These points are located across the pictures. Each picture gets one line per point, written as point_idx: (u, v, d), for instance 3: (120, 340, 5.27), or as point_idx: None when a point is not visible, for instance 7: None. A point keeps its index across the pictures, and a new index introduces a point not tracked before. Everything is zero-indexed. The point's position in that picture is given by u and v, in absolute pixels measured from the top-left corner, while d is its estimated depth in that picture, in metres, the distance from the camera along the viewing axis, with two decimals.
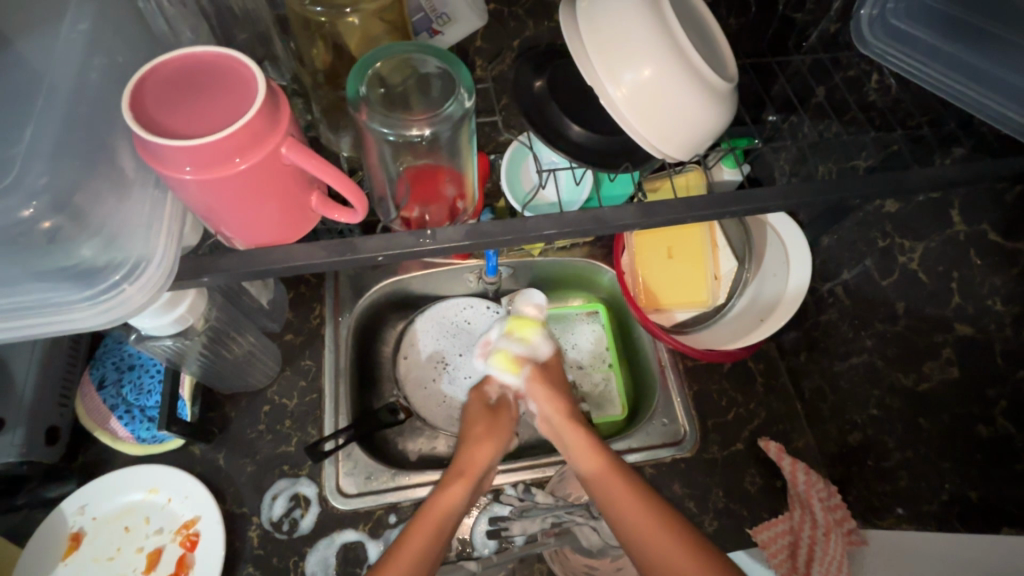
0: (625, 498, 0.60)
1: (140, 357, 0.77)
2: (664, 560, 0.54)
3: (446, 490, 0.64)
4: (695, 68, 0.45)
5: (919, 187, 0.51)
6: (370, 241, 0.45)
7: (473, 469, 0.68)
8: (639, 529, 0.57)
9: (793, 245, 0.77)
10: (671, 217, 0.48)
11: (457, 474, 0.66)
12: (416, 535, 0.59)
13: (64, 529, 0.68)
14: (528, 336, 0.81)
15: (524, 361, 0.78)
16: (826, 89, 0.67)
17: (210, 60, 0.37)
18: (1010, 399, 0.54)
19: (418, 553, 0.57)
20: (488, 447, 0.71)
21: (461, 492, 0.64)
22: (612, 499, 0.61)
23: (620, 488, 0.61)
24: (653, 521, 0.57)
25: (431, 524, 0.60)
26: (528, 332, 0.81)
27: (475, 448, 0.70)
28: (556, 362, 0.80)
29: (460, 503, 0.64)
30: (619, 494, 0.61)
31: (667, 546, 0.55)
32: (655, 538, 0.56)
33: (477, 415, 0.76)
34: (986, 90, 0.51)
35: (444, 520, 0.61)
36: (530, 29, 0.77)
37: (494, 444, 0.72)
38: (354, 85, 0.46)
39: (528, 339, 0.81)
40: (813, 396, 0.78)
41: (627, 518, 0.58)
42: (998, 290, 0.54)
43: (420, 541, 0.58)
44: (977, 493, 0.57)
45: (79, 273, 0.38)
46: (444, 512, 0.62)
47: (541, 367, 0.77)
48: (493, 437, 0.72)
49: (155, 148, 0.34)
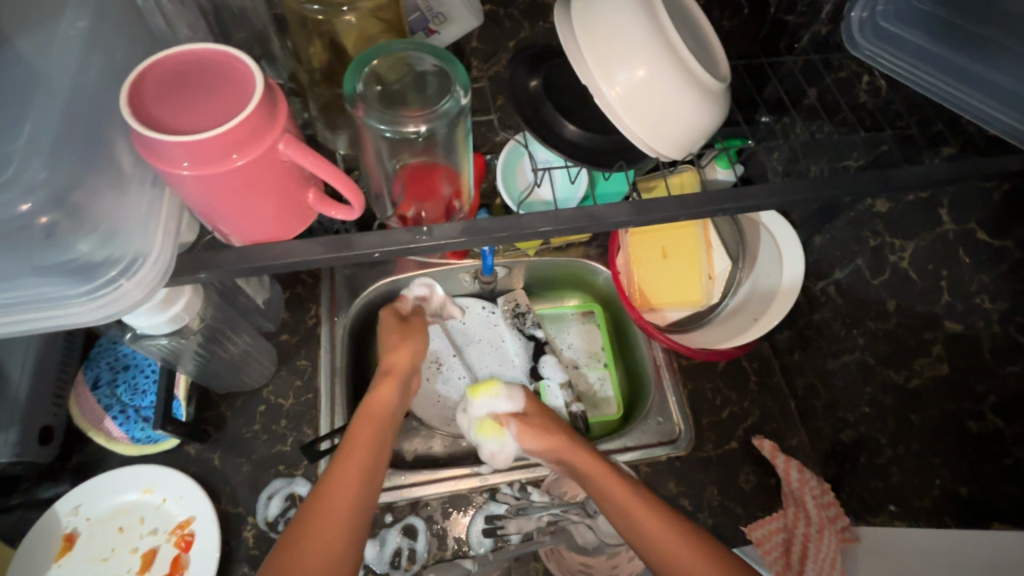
0: (615, 489, 0.60)
1: (135, 357, 0.77)
2: (658, 540, 0.55)
3: (376, 390, 0.65)
4: (688, 67, 0.46)
5: (909, 184, 0.52)
6: (367, 238, 0.45)
7: (398, 367, 0.69)
8: (635, 515, 0.57)
9: (788, 246, 0.77)
10: (664, 214, 0.48)
11: (383, 374, 0.67)
12: (361, 432, 0.59)
13: (57, 529, 0.68)
14: (495, 393, 0.75)
15: (508, 419, 0.72)
16: (818, 90, 0.67)
17: (210, 57, 0.38)
18: (998, 395, 0.54)
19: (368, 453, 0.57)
20: (408, 349, 0.71)
21: (393, 390, 0.66)
22: (605, 493, 0.61)
23: (611, 482, 0.61)
24: (647, 510, 0.58)
25: (371, 421, 0.61)
26: (493, 390, 0.75)
27: (395, 354, 0.70)
28: (536, 409, 0.74)
29: (393, 402, 0.65)
30: (603, 479, 0.62)
31: (660, 530, 0.56)
32: (650, 523, 0.56)
33: (391, 327, 0.73)
34: (974, 90, 0.51)
35: (383, 417, 0.62)
36: (525, 30, 0.77)
37: (413, 348, 0.71)
38: (351, 83, 0.46)
39: (498, 397, 0.75)
40: (806, 394, 0.79)
41: (618, 503, 0.59)
42: (986, 287, 0.55)
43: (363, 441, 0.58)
44: (966, 488, 0.57)
45: (76, 269, 0.38)
46: (383, 411, 0.63)
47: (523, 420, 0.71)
48: (408, 345, 0.71)
49: (153, 144, 0.34)
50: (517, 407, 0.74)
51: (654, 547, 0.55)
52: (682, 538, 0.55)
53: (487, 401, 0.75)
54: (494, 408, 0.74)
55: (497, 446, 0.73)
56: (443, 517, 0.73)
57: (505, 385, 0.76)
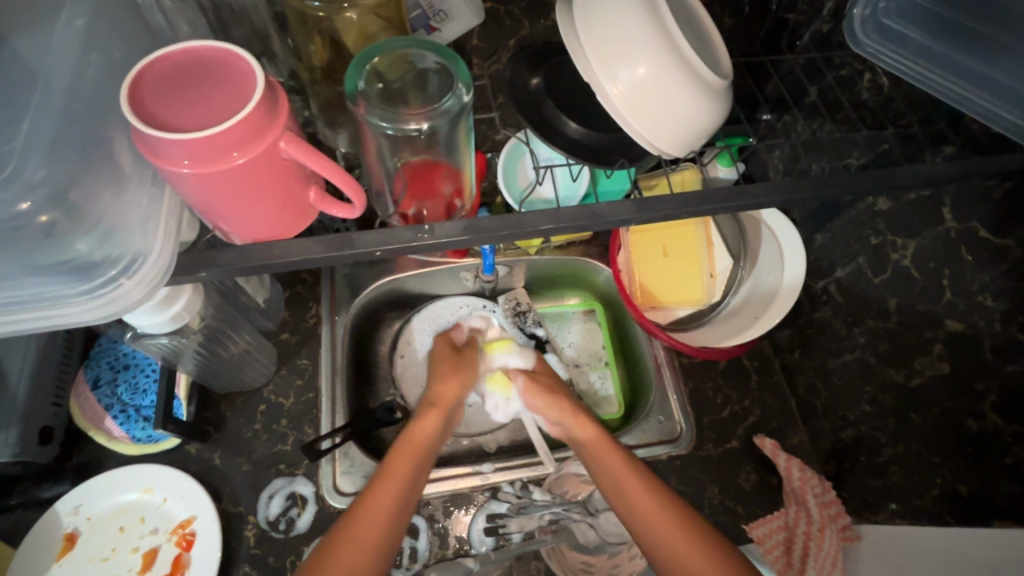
0: (621, 473, 0.61)
1: (135, 356, 0.77)
2: (657, 528, 0.55)
3: (422, 419, 0.68)
4: (690, 64, 0.45)
5: (911, 182, 0.52)
6: (368, 236, 0.45)
7: (445, 399, 0.74)
8: (651, 525, 0.55)
9: (788, 242, 0.77)
10: (665, 213, 0.48)
11: (428, 406, 0.72)
12: (400, 458, 0.61)
13: (58, 529, 0.68)
14: (508, 350, 0.86)
15: (518, 374, 0.82)
16: (819, 89, 0.67)
17: (210, 55, 0.37)
18: (999, 393, 0.54)
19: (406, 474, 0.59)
20: (455, 383, 0.77)
21: (436, 422, 0.68)
22: (612, 478, 0.61)
23: (615, 463, 0.62)
24: (650, 496, 0.58)
25: (414, 448, 0.63)
26: (506, 347, 0.86)
27: (444, 384, 0.76)
28: (542, 366, 0.84)
29: (434, 431, 0.67)
30: (608, 463, 0.63)
31: (659, 517, 0.56)
32: (650, 511, 0.56)
33: (442, 360, 0.80)
34: (977, 88, 0.51)
35: (425, 444, 0.64)
36: (526, 28, 0.77)
37: (460, 381, 0.77)
38: (352, 81, 0.46)
39: (510, 354, 0.86)
40: (808, 393, 0.79)
41: (622, 488, 0.60)
42: (987, 286, 0.55)
43: (404, 466, 0.61)
44: (966, 487, 0.57)
45: (75, 267, 0.38)
46: (423, 436, 0.65)
47: (530, 376, 0.80)
48: (459, 377, 0.78)
49: (152, 142, 0.34)
50: (526, 365, 0.84)
51: (651, 536, 0.55)
52: (680, 530, 0.54)
53: (500, 359, 0.85)
54: (506, 363, 0.84)
55: (500, 398, 0.84)
56: (444, 516, 0.73)
57: (517, 346, 0.86)
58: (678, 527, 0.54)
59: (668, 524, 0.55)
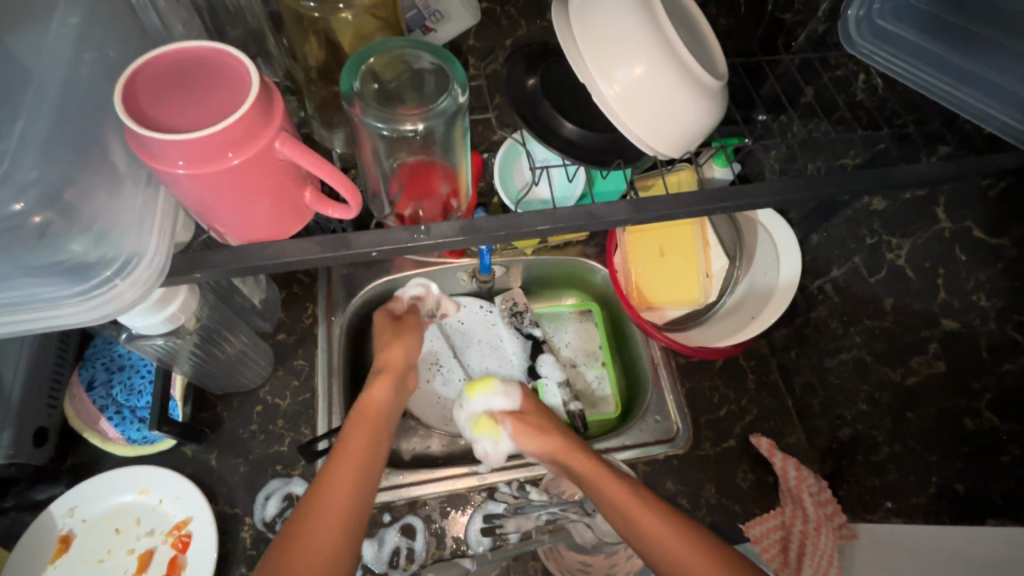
0: (606, 480, 0.61)
1: (131, 357, 0.77)
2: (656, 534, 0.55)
3: (371, 389, 0.64)
4: (687, 66, 0.46)
5: (906, 182, 0.52)
6: (364, 237, 0.45)
7: (393, 365, 0.68)
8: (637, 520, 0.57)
9: (784, 243, 0.78)
10: (661, 213, 0.48)
11: (379, 371, 0.66)
12: (356, 434, 0.58)
13: (53, 531, 0.68)
14: (492, 390, 0.74)
15: (505, 416, 0.72)
16: (815, 89, 0.67)
17: (204, 55, 0.37)
18: (995, 391, 0.54)
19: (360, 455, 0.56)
20: (404, 346, 0.70)
21: (387, 388, 0.65)
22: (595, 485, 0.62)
23: (595, 470, 0.63)
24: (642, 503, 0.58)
25: (370, 423, 0.60)
26: (489, 387, 0.75)
27: (390, 350, 0.69)
28: (529, 403, 0.74)
29: (387, 400, 0.63)
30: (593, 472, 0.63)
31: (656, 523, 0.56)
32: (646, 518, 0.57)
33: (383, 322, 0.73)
34: (972, 89, 0.51)
35: (378, 419, 0.61)
36: (522, 27, 0.77)
37: (410, 346, 0.71)
38: (348, 81, 0.46)
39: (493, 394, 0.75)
40: (804, 392, 0.79)
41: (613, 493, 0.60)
42: (982, 285, 0.55)
43: (359, 442, 0.57)
44: (963, 486, 0.57)
45: (69, 268, 0.38)
46: (377, 412, 0.61)
47: (521, 418, 0.71)
48: (404, 341, 0.71)
49: (147, 143, 0.34)
50: (514, 407, 0.73)
51: (652, 542, 0.55)
52: (680, 531, 0.55)
53: (484, 399, 0.74)
54: (491, 405, 0.74)
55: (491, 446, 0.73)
56: (441, 517, 0.73)
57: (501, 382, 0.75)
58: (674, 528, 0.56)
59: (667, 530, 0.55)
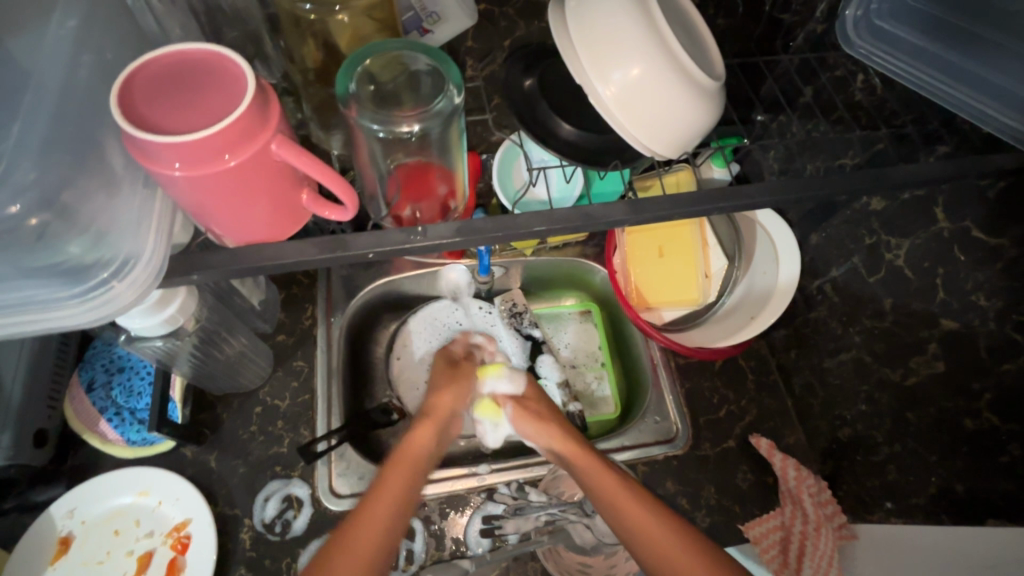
0: (599, 474, 0.62)
1: (131, 359, 0.77)
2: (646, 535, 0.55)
3: (418, 435, 0.67)
4: (685, 65, 0.46)
5: (905, 182, 0.52)
6: (361, 239, 0.45)
7: (438, 412, 0.71)
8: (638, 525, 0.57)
9: (782, 244, 0.78)
10: (659, 214, 0.48)
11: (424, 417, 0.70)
12: (394, 473, 0.61)
13: (53, 533, 0.68)
14: (499, 374, 0.78)
15: (507, 401, 0.75)
16: (813, 89, 0.67)
17: (200, 58, 0.37)
18: (995, 392, 0.54)
19: (395, 498, 0.58)
20: (453, 391, 0.74)
21: (430, 433, 0.68)
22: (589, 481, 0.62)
23: (591, 462, 0.64)
24: (634, 501, 0.58)
25: (408, 467, 0.62)
26: (496, 371, 0.78)
27: (438, 395, 0.73)
28: (534, 391, 0.77)
29: (428, 443, 0.67)
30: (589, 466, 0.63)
31: (647, 522, 0.56)
32: (637, 516, 0.57)
33: (438, 369, 0.77)
34: (969, 89, 0.51)
35: (416, 462, 0.63)
36: (521, 28, 0.77)
37: (460, 391, 0.74)
38: (344, 82, 0.46)
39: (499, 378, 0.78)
40: (804, 392, 0.79)
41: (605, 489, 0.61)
42: (981, 285, 0.55)
43: (395, 485, 0.59)
44: (963, 486, 0.57)
45: (67, 270, 0.38)
46: (417, 457, 0.64)
47: (521, 403, 0.74)
48: (454, 387, 0.74)
49: (143, 144, 0.34)
50: (517, 391, 0.77)
51: (643, 541, 0.55)
52: (671, 531, 0.55)
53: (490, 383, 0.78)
54: (495, 389, 0.77)
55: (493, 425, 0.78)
56: (440, 518, 0.73)
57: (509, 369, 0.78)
58: (664, 528, 0.56)
59: (657, 531, 0.56)
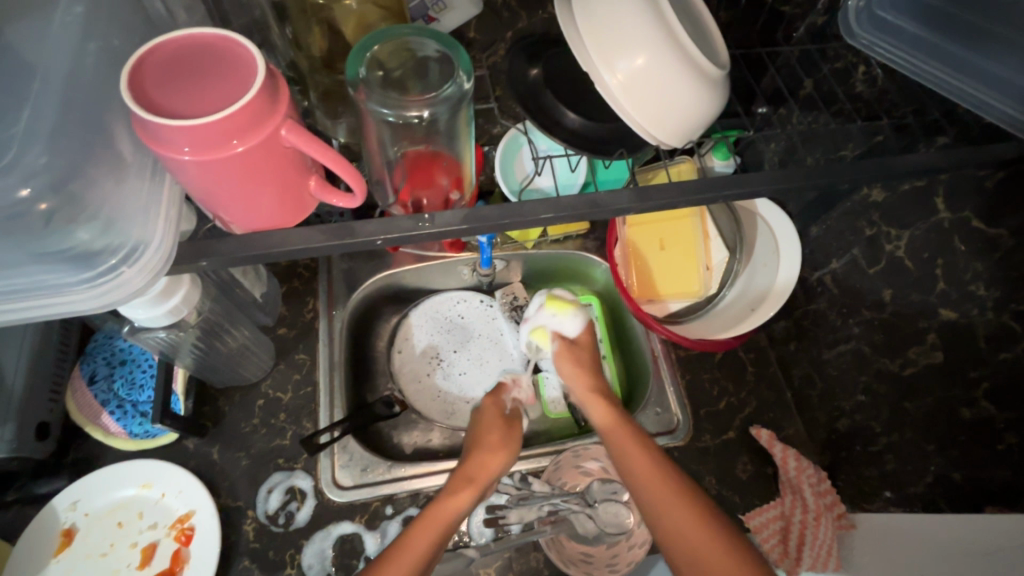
0: (640, 458, 0.60)
1: (132, 352, 0.77)
2: (659, 501, 0.56)
3: (455, 494, 0.62)
4: (689, 53, 0.45)
5: (905, 172, 0.52)
6: (368, 226, 0.45)
7: (481, 477, 0.66)
8: (685, 530, 0.53)
9: (784, 237, 0.77)
10: (664, 201, 0.48)
11: (464, 479, 0.64)
12: (421, 535, 0.57)
13: (56, 525, 0.68)
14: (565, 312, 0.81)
15: (557, 339, 0.79)
16: (814, 81, 0.68)
17: (209, 41, 0.37)
18: (992, 380, 0.55)
19: (422, 552, 0.55)
20: (498, 457, 0.69)
21: (468, 497, 0.62)
22: (623, 453, 0.62)
23: (628, 445, 0.62)
24: (661, 478, 0.58)
25: (434, 524, 0.58)
26: (564, 311, 0.80)
27: (486, 457, 0.68)
28: (586, 339, 0.80)
29: (465, 509, 0.61)
30: (630, 453, 0.62)
31: (678, 510, 0.54)
32: (658, 490, 0.57)
33: (490, 424, 0.74)
34: (967, 78, 0.51)
35: (448, 521, 0.59)
36: (523, 20, 0.78)
37: (502, 455, 0.69)
38: (353, 68, 0.47)
39: (564, 316, 0.81)
40: (802, 384, 0.79)
41: (641, 476, 0.59)
42: (980, 275, 0.55)
43: (425, 538, 0.56)
44: (960, 474, 0.58)
45: (75, 256, 0.38)
46: (450, 518, 0.59)
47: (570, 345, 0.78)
48: (506, 448, 0.70)
49: (154, 128, 0.34)
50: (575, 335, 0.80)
51: (656, 516, 0.55)
52: (681, 494, 0.56)
53: (550, 315, 0.81)
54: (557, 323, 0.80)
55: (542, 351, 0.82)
56: None
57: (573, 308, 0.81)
58: (693, 513, 0.54)
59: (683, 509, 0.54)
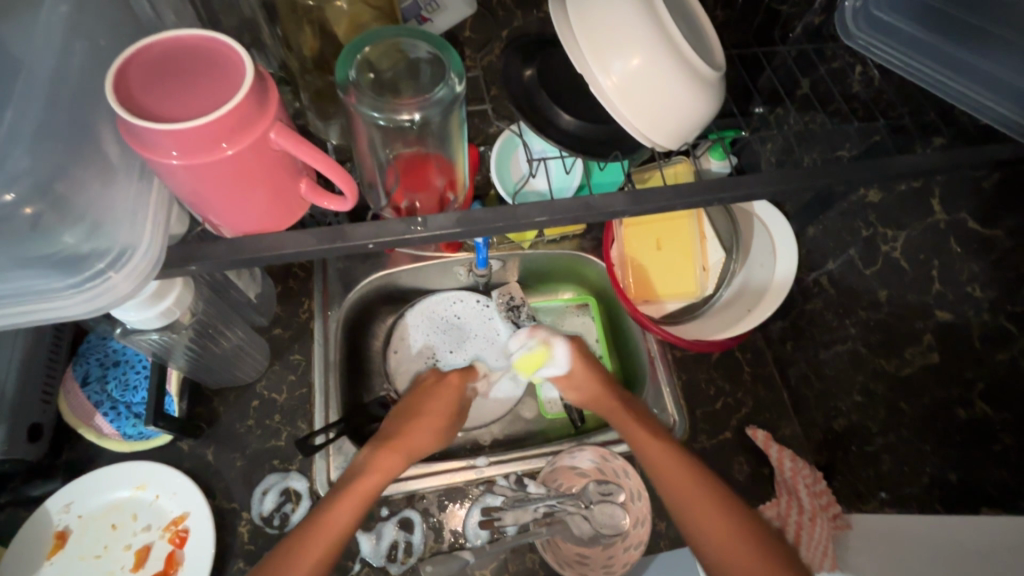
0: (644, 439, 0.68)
1: (125, 353, 0.76)
2: (664, 474, 0.64)
3: (380, 458, 0.67)
4: (681, 52, 0.45)
5: (902, 174, 0.52)
6: (360, 229, 0.45)
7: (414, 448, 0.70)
8: (688, 494, 0.62)
9: (780, 235, 0.78)
10: (659, 203, 0.48)
11: (391, 445, 0.69)
12: (341, 500, 0.62)
13: (49, 527, 0.67)
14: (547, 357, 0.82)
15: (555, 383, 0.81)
16: (810, 80, 0.68)
17: (197, 43, 0.37)
18: (987, 382, 0.55)
19: (339, 523, 0.60)
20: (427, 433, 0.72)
21: (389, 465, 0.66)
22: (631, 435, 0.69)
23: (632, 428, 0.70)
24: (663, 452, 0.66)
25: (355, 495, 0.62)
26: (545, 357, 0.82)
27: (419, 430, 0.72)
28: (580, 366, 0.79)
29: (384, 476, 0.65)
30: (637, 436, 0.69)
31: (681, 474, 0.64)
32: (663, 460, 0.65)
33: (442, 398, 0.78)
34: (962, 77, 0.51)
35: (368, 490, 0.63)
36: (518, 19, 0.78)
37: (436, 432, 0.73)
38: (343, 70, 0.46)
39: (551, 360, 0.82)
40: (800, 384, 0.79)
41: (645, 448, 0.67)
42: (976, 276, 0.55)
43: (342, 510, 0.61)
44: (956, 475, 0.58)
45: (62, 261, 0.38)
46: (371, 487, 0.63)
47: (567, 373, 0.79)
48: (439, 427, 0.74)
49: (141, 132, 0.34)
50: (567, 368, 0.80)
51: (665, 482, 0.64)
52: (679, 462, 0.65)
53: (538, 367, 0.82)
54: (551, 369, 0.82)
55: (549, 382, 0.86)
56: (439, 510, 0.73)
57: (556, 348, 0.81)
58: (704, 490, 0.62)
59: (727, 538, 0.59)
